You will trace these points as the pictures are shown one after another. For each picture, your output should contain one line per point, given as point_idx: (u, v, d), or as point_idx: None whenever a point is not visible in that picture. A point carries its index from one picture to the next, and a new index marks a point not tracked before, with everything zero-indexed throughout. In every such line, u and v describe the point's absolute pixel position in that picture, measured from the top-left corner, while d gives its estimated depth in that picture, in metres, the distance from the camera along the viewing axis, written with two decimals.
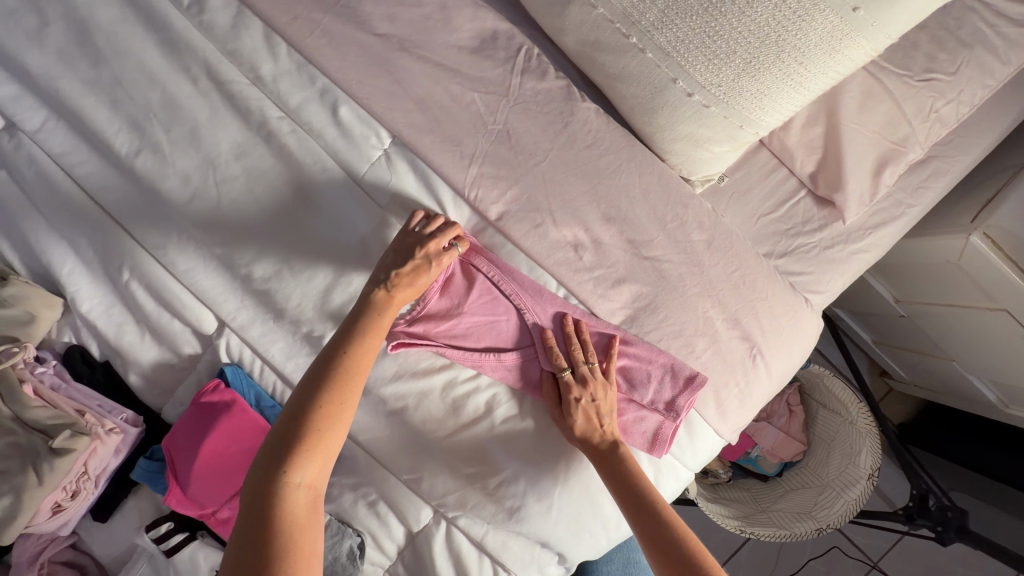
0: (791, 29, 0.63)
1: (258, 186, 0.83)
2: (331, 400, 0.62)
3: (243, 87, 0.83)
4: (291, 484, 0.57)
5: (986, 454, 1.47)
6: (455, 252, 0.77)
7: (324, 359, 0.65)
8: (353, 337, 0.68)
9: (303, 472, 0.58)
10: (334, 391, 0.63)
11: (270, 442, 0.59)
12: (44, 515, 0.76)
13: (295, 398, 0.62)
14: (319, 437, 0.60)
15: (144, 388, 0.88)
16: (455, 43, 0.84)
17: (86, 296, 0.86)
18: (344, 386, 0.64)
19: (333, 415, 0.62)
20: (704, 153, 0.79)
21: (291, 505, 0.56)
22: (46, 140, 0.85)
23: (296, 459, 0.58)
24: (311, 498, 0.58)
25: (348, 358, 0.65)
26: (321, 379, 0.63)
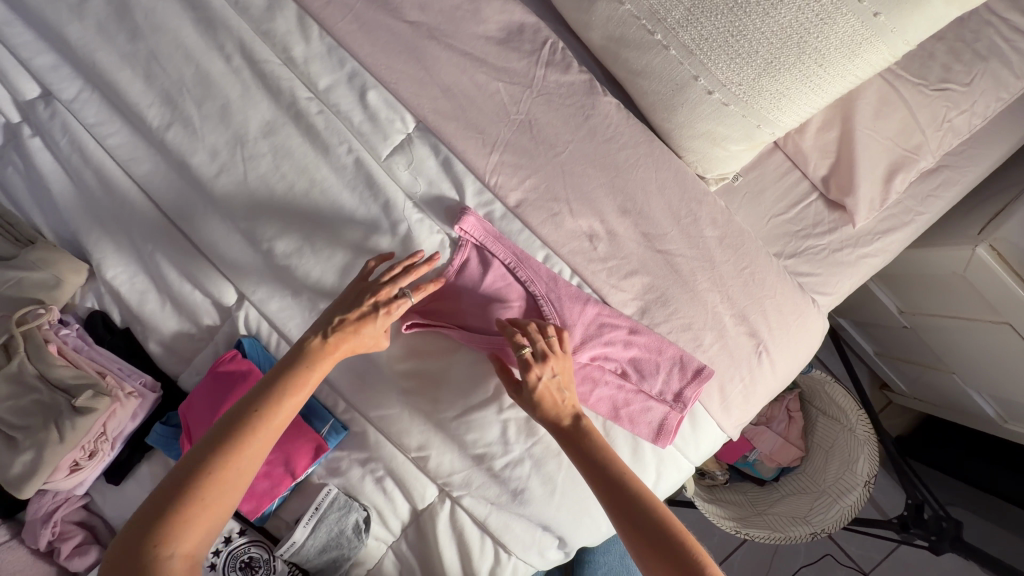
0: (813, 31, 0.65)
1: (285, 163, 0.86)
2: (227, 461, 0.62)
3: (275, 67, 0.85)
4: (164, 552, 0.57)
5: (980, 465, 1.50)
6: (405, 302, 0.76)
7: (235, 413, 0.66)
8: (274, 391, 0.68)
9: (179, 540, 0.58)
10: (237, 451, 0.63)
11: (157, 497, 0.59)
12: (61, 472, 0.77)
13: (195, 454, 0.62)
14: (205, 502, 0.60)
15: (162, 356, 0.90)
16: (483, 34, 0.86)
17: (110, 264, 0.88)
18: (247, 449, 0.64)
19: (226, 478, 0.62)
20: (721, 151, 0.81)
21: (163, 573, 0.56)
22: (81, 110, 0.88)
23: (175, 523, 0.58)
24: (186, 567, 0.57)
25: (259, 416, 0.66)
26: (224, 436, 0.63)
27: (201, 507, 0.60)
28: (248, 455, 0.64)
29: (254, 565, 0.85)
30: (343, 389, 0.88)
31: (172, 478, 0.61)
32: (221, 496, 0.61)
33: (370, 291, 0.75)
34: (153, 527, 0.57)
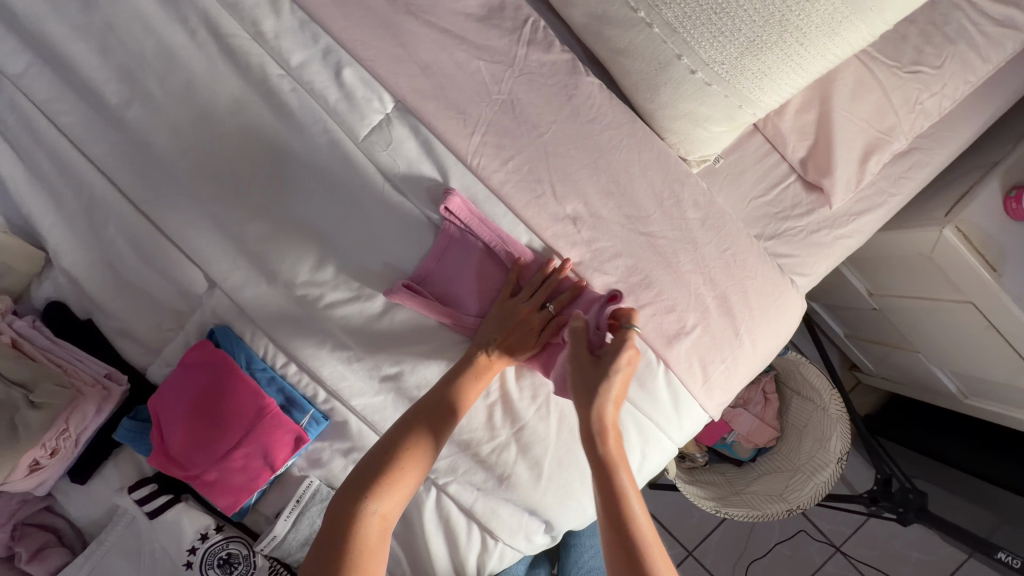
0: (794, 9, 0.65)
1: (257, 144, 0.82)
2: (418, 442, 0.71)
3: (242, 42, 0.81)
4: (371, 508, 0.65)
5: (932, 441, 1.57)
6: (546, 314, 0.81)
7: (425, 404, 0.76)
8: (451, 395, 0.76)
9: (381, 502, 0.66)
10: (423, 442, 0.71)
11: (360, 471, 0.68)
12: (21, 472, 0.73)
13: (390, 433, 0.72)
14: (396, 479, 0.68)
15: (128, 347, 0.86)
16: (462, 10, 0.83)
17: (68, 251, 0.83)
18: (433, 440, 0.72)
19: (416, 459, 0.70)
20: (703, 132, 0.81)
21: (364, 526, 0.64)
22: (30, 85, 0.82)
23: (379, 491, 0.66)
24: (382, 530, 0.65)
25: (443, 413, 0.74)
26: (414, 420, 0.73)
27: (400, 478, 0.68)
28: (435, 444, 0.72)
29: (233, 561, 0.81)
30: (323, 378, 0.86)
31: (373, 457, 0.69)
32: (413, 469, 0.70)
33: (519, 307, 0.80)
34: (360, 487, 0.66)
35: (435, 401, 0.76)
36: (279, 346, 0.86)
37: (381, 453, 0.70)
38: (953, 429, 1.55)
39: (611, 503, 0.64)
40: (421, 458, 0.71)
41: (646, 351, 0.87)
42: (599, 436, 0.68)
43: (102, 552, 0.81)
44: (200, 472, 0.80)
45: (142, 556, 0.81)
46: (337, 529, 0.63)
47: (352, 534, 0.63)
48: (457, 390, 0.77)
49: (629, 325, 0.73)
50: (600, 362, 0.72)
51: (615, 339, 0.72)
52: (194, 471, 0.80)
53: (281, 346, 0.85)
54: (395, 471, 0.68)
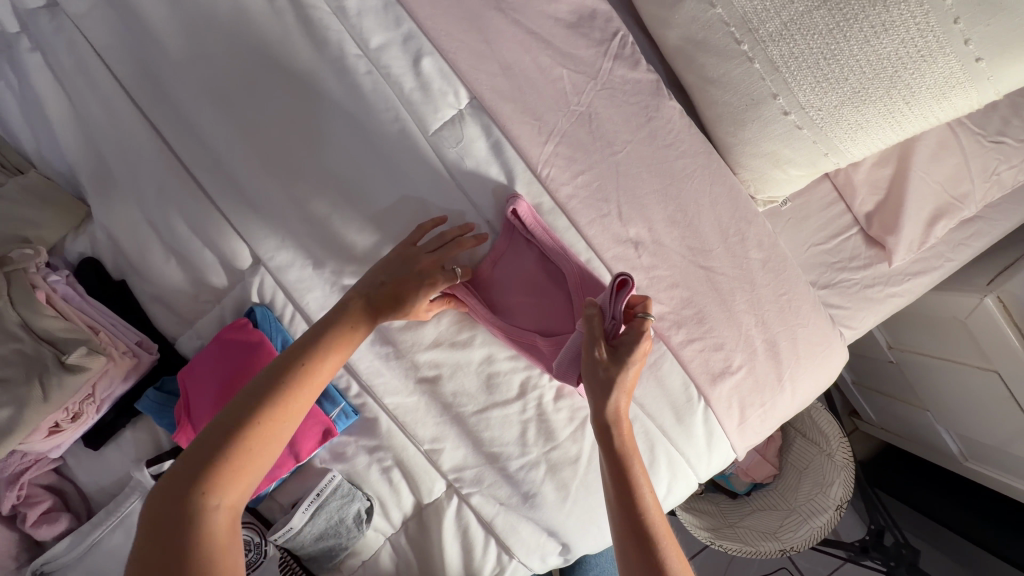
0: (909, 67, 0.64)
1: (323, 123, 0.78)
2: (272, 414, 0.56)
3: (322, 14, 0.77)
4: (210, 504, 0.51)
5: (923, 494, 1.59)
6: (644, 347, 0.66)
7: (284, 364, 0.59)
8: (310, 349, 0.61)
9: (224, 493, 0.52)
10: (279, 413, 0.57)
11: (194, 455, 0.53)
12: (40, 434, 0.70)
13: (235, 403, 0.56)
14: (246, 462, 0.54)
15: (160, 315, 0.82)
16: (553, 14, 0.81)
17: (111, 207, 0.79)
18: (287, 405, 0.57)
19: (269, 435, 0.56)
20: (780, 174, 0.80)
21: (206, 525, 0.51)
22: (91, 29, 0.77)
23: (216, 479, 0.52)
24: (228, 520, 0.53)
25: (300, 373, 0.59)
26: (268, 386, 0.57)
27: (251, 460, 0.55)
28: (290, 411, 0.58)
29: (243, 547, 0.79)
30: (359, 373, 0.83)
31: (203, 436, 0.54)
32: (270, 443, 0.56)
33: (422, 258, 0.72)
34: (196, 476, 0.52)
35: (290, 358, 0.60)
36: None
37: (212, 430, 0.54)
38: (942, 484, 1.57)
39: (628, 501, 0.63)
40: (278, 432, 0.56)
41: (689, 386, 0.86)
42: (615, 426, 0.66)
43: (110, 523, 0.78)
44: None
45: None
46: (164, 533, 0.49)
47: (184, 538, 0.49)
48: (320, 347, 0.62)
49: (645, 314, 0.68)
50: (617, 353, 0.66)
51: (632, 329, 0.67)
52: None
53: None
54: (240, 450, 0.54)
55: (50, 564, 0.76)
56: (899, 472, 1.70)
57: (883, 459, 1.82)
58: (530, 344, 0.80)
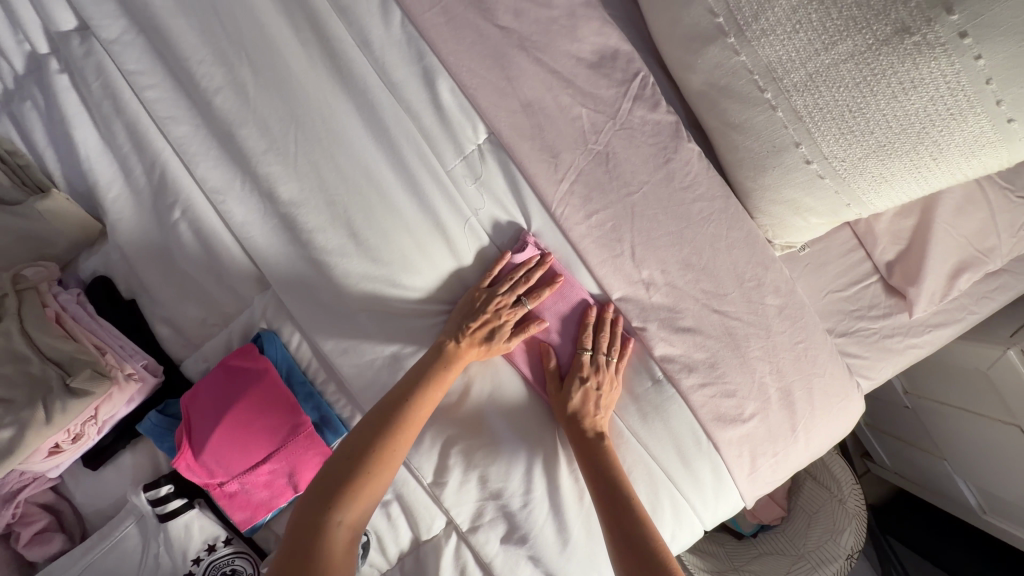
0: (938, 124, 0.62)
1: (340, 153, 0.78)
2: (385, 446, 0.69)
3: (346, 47, 0.78)
4: (336, 520, 0.62)
5: (927, 539, 1.54)
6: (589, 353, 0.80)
7: (393, 402, 0.72)
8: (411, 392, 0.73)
9: (346, 512, 0.64)
10: (390, 441, 0.69)
11: (328, 474, 0.66)
12: (40, 455, 0.70)
13: (356, 434, 0.69)
14: (363, 488, 0.66)
15: (169, 336, 0.82)
16: (576, 53, 0.81)
17: (127, 227, 0.79)
18: (397, 438, 0.70)
19: (381, 462, 0.68)
20: (800, 220, 0.79)
21: (332, 538, 0.62)
22: (120, 53, 0.78)
23: (341, 497, 0.64)
24: (348, 538, 0.63)
25: (409, 410, 0.72)
26: (385, 420, 0.70)
27: (366, 484, 0.66)
28: (398, 444, 0.70)
29: None
30: (363, 402, 0.81)
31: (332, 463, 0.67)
32: (380, 469, 0.67)
33: (491, 298, 0.78)
34: (325, 495, 0.64)
35: (399, 399, 0.72)
36: (324, 362, 0.82)
37: (341, 455, 0.68)
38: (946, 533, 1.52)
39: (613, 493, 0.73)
40: (388, 461, 0.68)
41: (697, 431, 0.84)
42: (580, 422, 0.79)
43: (103, 547, 0.77)
44: (226, 479, 0.75)
45: (143, 558, 0.77)
46: (299, 542, 0.60)
47: (315, 546, 0.60)
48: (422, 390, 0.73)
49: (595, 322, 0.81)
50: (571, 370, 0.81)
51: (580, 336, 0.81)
52: (218, 478, 0.75)
53: (326, 362, 0.82)
54: (360, 474, 0.66)
55: None
56: (902, 519, 1.65)
57: (889, 504, 1.76)
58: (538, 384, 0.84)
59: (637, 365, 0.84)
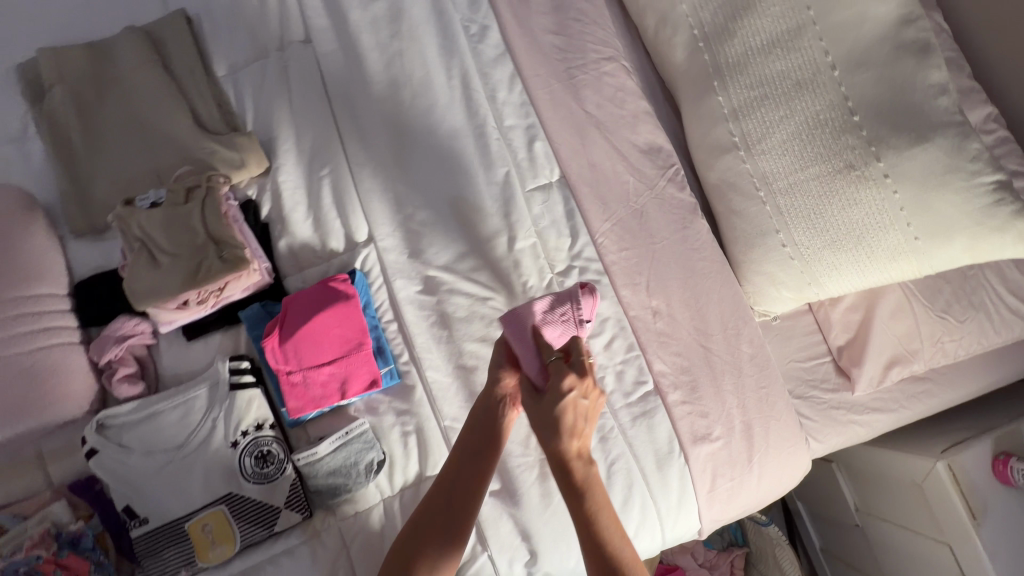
0: (870, 233, 0.91)
1: (454, 161, 1.08)
2: (456, 499, 0.77)
3: (480, 96, 1.11)
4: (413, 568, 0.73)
5: None
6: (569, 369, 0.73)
7: (462, 457, 0.80)
8: (466, 468, 0.79)
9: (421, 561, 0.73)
10: (457, 496, 0.77)
11: (411, 525, 0.77)
12: (174, 304, 0.91)
13: (434, 489, 0.79)
14: (436, 536, 0.75)
15: (283, 256, 1.05)
16: (633, 141, 1.14)
17: (285, 171, 1.07)
18: (465, 491, 0.78)
19: (451, 513, 0.77)
20: (774, 291, 1.05)
21: None
22: (325, 60, 1.12)
23: (420, 544, 0.75)
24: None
25: (474, 468, 0.79)
26: (452, 476, 0.79)
27: (440, 532, 0.75)
28: (468, 495, 0.78)
29: (268, 458, 0.92)
30: (413, 344, 1.02)
31: (418, 513, 0.78)
32: (453, 517, 0.76)
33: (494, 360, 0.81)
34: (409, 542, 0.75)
35: (466, 455, 0.80)
36: (393, 306, 1.04)
37: (423, 508, 0.78)
38: None
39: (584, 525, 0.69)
40: (458, 513, 0.77)
41: (673, 439, 1.01)
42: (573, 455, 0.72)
43: (174, 400, 0.92)
44: (293, 369, 0.94)
45: (202, 420, 0.91)
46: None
47: None
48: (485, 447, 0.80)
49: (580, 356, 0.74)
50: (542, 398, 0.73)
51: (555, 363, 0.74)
52: (289, 367, 0.94)
53: (394, 306, 1.03)
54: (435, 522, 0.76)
55: (114, 416, 0.90)
56: None
57: None
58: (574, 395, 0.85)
59: (637, 373, 1.03)
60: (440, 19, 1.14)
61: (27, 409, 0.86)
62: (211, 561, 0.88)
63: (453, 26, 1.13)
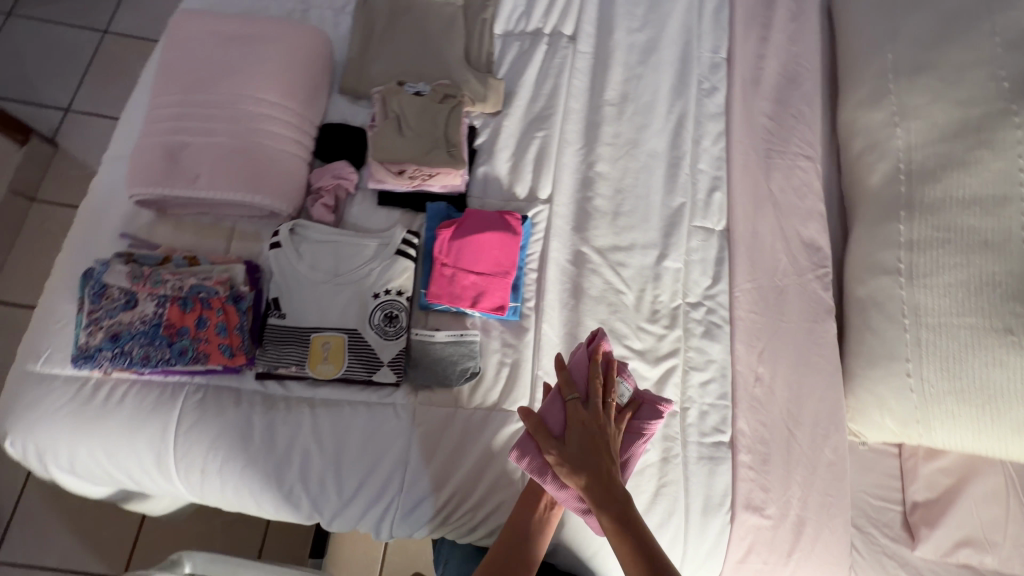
0: (1003, 398, 0.96)
1: (644, 176, 1.23)
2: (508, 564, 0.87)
3: (688, 136, 1.27)
4: None
5: None
6: (596, 404, 0.85)
7: (506, 536, 0.91)
8: (511, 540, 0.90)
9: None
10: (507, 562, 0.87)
11: None
12: (395, 169, 1.09)
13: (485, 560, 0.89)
14: None
15: (475, 179, 1.21)
16: (799, 231, 1.24)
17: (510, 120, 1.25)
18: (513, 557, 0.88)
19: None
20: (878, 416, 1.08)
21: None
22: (579, 57, 1.32)
23: None
24: None
25: (517, 541, 0.90)
26: (501, 548, 0.89)
27: None
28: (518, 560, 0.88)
29: (393, 320, 1.04)
30: (543, 297, 1.12)
31: None
32: None
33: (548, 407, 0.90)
34: None
35: (510, 533, 0.91)
36: (541, 259, 1.16)
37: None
38: None
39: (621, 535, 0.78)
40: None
41: (726, 495, 1.04)
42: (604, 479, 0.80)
43: (349, 238, 1.07)
44: (448, 263, 1.07)
45: (362, 264, 1.06)
46: None
47: None
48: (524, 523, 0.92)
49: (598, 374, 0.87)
50: (584, 415, 0.85)
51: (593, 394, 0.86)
52: (446, 260, 1.07)
53: (542, 260, 1.15)
54: None
55: (303, 228, 1.07)
56: None
57: None
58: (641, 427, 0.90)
59: (719, 421, 1.08)
60: (683, 68, 1.32)
61: (258, 189, 1.02)
62: (315, 373, 1.00)
63: (690, 78, 1.31)
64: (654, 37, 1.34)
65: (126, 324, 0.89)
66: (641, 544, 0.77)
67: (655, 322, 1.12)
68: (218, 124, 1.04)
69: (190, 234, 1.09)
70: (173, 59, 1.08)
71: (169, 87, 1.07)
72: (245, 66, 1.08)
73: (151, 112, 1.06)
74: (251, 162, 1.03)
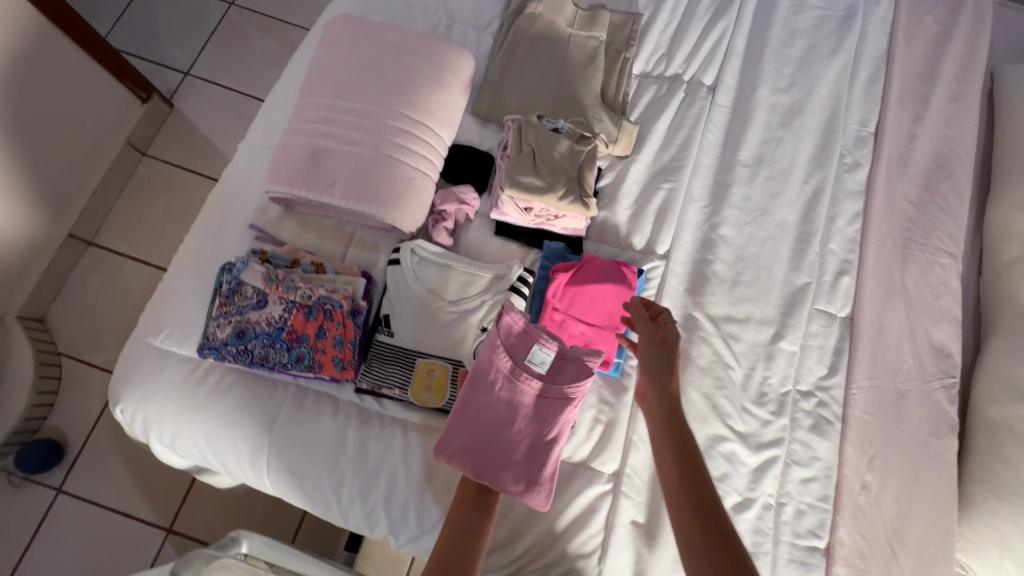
0: None
1: (770, 247, 1.17)
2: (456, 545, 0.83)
3: (822, 212, 1.20)
4: None
5: None
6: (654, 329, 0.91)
7: (450, 522, 0.87)
8: (453, 524, 0.87)
9: None
10: (458, 545, 0.83)
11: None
12: (520, 204, 1.08)
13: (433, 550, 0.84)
14: None
15: (594, 223, 1.18)
16: (930, 333, 1.15)
17: (637, 167, 1.21)
18: (465, 542, 0.84)
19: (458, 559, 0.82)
20: (995, 554, 0.99)
21: None
22: (717, 109, 1.27)
23: None
24: None
25: (458, 522, 0.87)
26: (450, 534, 0.85)
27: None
28: (471, 543, 0.84)
29: None
30: None
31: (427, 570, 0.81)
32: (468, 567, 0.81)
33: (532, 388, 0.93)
34: None
35: (454, 518, 0.88)
36: None
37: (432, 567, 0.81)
38: None
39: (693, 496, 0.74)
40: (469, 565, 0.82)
41: None
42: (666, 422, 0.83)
43: (465, 268, 1.06)
44: (559, 309, 1.06)
45: (474, 296, 1.04)
46: None
47: None
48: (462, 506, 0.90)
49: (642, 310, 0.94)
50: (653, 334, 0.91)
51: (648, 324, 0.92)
52: (557, 305, 1.06)
53: None
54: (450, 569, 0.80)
55: (422, 248, 1.06)
56: None
57: None
58: (561, 390, 0.92)
59: (816, 524, 1.02)
60: (826, 137, 1.25)
61: (388, 206, 1.03)
62: (416, 399, 0.99)
63: (833, 149, 1.24)
64: (799, 101, 1.27)
65: (253, 322, 0.91)
66: (707, 509, 0.72)
67: (761, 405, 1.07)
68: (361, 134, 1.05)
69: (313, 234, 1.11)
70: (326, 62, 1.09)
71: (320, 89, 1.08)
72: (394, 78, 1.07)
73: (299, 112, 1.08)
74: (386, 178, 1.03)
